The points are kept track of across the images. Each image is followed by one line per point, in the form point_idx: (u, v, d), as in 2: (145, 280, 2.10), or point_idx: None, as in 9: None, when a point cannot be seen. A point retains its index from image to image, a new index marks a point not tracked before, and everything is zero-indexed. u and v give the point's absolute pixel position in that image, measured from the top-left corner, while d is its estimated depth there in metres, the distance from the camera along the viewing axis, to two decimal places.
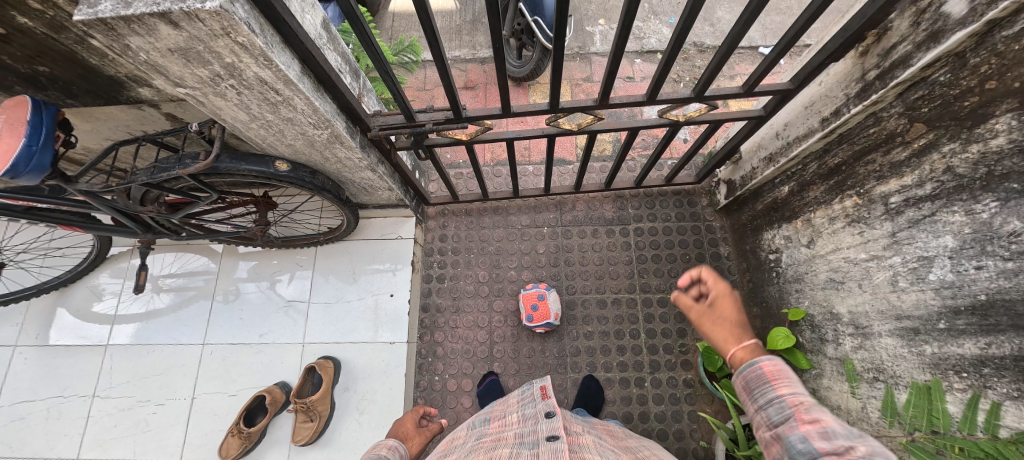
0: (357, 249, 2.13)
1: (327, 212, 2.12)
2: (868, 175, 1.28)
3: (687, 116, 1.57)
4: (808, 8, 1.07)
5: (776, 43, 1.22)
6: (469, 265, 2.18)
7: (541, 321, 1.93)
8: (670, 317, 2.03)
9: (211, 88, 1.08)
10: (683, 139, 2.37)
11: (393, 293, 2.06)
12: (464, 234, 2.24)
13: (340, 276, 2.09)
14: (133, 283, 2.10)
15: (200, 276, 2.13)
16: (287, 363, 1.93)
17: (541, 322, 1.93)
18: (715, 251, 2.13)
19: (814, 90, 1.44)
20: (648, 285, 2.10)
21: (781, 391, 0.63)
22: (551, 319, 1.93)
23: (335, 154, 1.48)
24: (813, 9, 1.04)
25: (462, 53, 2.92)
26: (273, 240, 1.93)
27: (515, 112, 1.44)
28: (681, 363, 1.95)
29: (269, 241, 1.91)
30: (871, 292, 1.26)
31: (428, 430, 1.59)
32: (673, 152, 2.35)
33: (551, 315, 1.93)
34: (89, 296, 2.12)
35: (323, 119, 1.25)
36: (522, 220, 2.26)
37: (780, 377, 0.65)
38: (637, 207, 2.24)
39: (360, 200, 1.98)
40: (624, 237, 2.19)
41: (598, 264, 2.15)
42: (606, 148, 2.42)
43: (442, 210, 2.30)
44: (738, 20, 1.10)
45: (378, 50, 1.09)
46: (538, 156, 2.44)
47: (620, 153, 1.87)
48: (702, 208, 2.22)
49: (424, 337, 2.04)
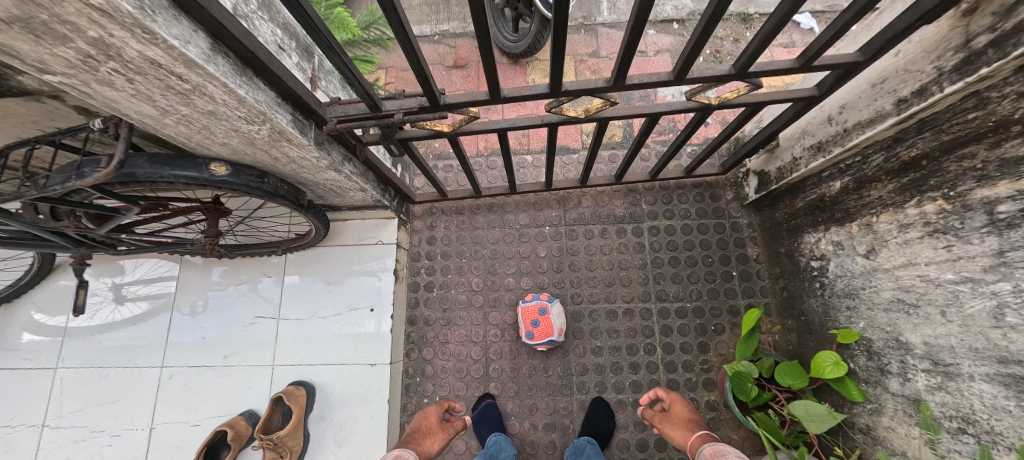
0: (332, 256, 1.85)
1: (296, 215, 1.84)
2: (961, 174, 0.99)
3: (738, 91, 1.22)
4: None
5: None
6: (462, 271, 1.93)
7: (542, 338, 1.68)
8: (690, 329, 1.78)
9: (89, 74, 0.80)
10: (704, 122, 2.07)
11: (373, 307, 1.79)
12: (455, 236, 1.98)
13: (314, 288, 1.82)
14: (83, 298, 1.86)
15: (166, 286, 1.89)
16: (255, 389, 1.70)
17: (543, 341, 1.68)
18: (743, 253, 1.86)
19: (891, 61, 1.12)
20: (665, 293, 1.83)
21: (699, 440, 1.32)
22: (553, 336, 1.68)
23: (286, 153, 1.19)
24: None
25: (452, 27, 2.56)
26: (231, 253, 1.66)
27: (507, 97, 1.14)
28: (702, 383, 1.71)
29: (225, 254, 1.63)
30: (960, 324, 0.99)
31: (446, 430, 1.50)
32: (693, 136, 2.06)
33: (554, 332, 1.68)
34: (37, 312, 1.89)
35: (255, 112, 0.96)
36: (520, 220, 1.98)
37: (687, 415, 1.46)
38: (652, 203, 1.96)
39: (330, 202, 1.69)
40: (637, 238, 1.91)
41: (607, 269, 1.88)
42: (617, 134, 2.13)
43: (429, 208, 2.03)
44: None
45: (316, 20, 0.80)
46: (538, 145, 2.16)
47: (636, 143, 1.56)
48: (726, 202, 1.94)
49: (411, 354, 1.83)
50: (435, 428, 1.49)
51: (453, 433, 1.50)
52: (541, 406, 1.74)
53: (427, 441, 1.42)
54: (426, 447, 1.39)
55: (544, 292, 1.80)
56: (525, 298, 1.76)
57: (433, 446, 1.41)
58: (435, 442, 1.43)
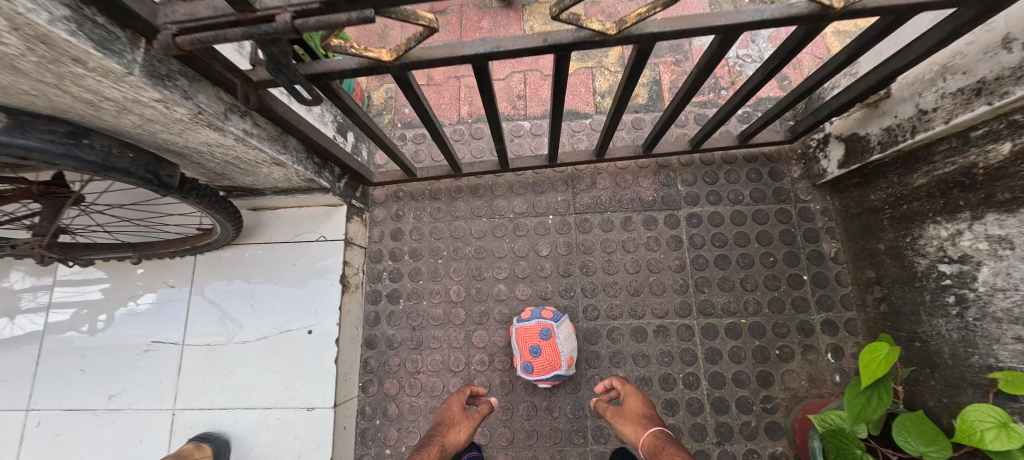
0: (256, 258, 1.34)
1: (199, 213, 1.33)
2: None
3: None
4: None
5: None
6: (437, 276, 1.44)
7: (544, 373, 1.20)
8: (747, 355, 1.31)
9: None
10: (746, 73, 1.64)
11: (310, 329, 1.28)
12: (428, 229, 1.49)
13: (233, 302, 1.32)
14: None
15: (85, 291, 1.38)
16: (151, 441, 1.24)
17: (547, 376, 1.21)
18: (815, 251, 1.38)
19: None
20: (711, 304, 1.35)
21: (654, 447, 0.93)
22: (559, 369, 1.21)
23: (99, 92, 0.67)
24: None
25: None
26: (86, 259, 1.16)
27: None
28: (764, 430, 1.26)
29: (72, 260, 1.13)
30: None
31: (470, 418, 1.09)
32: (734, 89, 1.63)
33: (561, 364, 1.21)
34: None
35: None
36: (515, 207, 1.48)
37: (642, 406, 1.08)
38: (692, 183, 1.45)
39: (243, 184, 1.17)
40: (672, 230, 1.42)
41: (633, 273, 1.39)
42: (639, 94, 1.64)
43: (394, 192, 1.53)
44: None
45: None
46: (537, 109, 1.65)
47: (692, 79, 1.05)
48: (792, 182, 1.44)
49: (369, 388, 1.37)
50: (454, 418, 1.08)
51: (477, 424, 1.09)
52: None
53: (444, 436, 1.01)
54: (442, 446, 0.98)
55: (548, 307, 1.32)
56: (521, 316, 1.27)
57: (451, 443, 1.01)
58: (455, 437, 1.03)
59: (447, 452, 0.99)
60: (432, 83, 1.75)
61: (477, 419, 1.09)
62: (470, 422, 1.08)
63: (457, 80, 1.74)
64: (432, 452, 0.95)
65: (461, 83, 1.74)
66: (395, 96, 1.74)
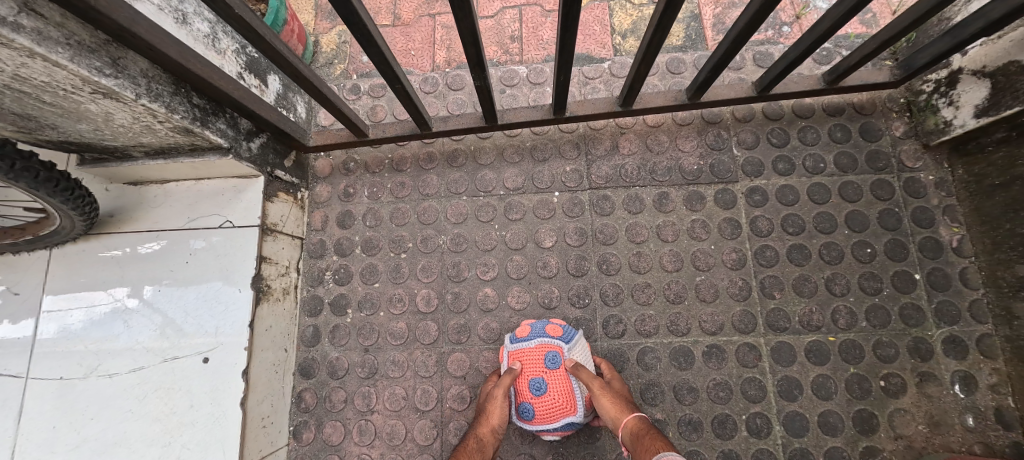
0: (136, 253, 0.93)
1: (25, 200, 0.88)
2: None
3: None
4: None
5: None
6: (399, 277, 1.04)
7: (553, 421, 0.80)
8: (839, 388, 0.90)
9: None
10: (817, 6, 1.22)
11: (207, 356, 0.87)
12: (387, 212, 1.08)
13: (99, 318, 0.91)
14: None
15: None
16: None
17: (556, 425, 0.81)
18: (930, 238, 0.98)
19: None
20: (784, 316, 0.94)
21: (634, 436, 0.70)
22: (574, 415, 0.81)
23: None
24: None
25: None
26: None
27: None
28: None
29: None
30: None
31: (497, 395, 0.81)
32: (803, 26, 1.21)
33: (578, 409, 0.81)
34: None
35: None
36: (507, 181, 1.07)
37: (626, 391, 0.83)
38: (753, 145, 1.05)
39: (79, 137, 0.76)
40: (726, 211, 1.01)
41: (673, 270, 0.98)
42: (675, 32, 1.22)
43: (342, 162, 1.13)
44: None
45: None
46: (538, 53, 1.24)
47: None
48: (891, 143, 1.04)
49: (301, 435, 0.96)
50: (486, 400, 0.84)
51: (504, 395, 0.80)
52: None
53: (480, 428, 0.79)
54: (479, 443, 0.76)
55: (553, 319, 0.92)
56: (516, 337, 0.87)
57: (490, 434, 0.78)
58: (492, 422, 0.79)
59: (491, 450, 0.77)
60: (398, 23, 1.33)
61: (505, 391, 0.81)
62: (499, 402, 0.80)
63: (431, 18, 1.32)
64: (467, 455, 0.74)
65: (436, 23, 1.32)
66: (350, 40, 1.32)
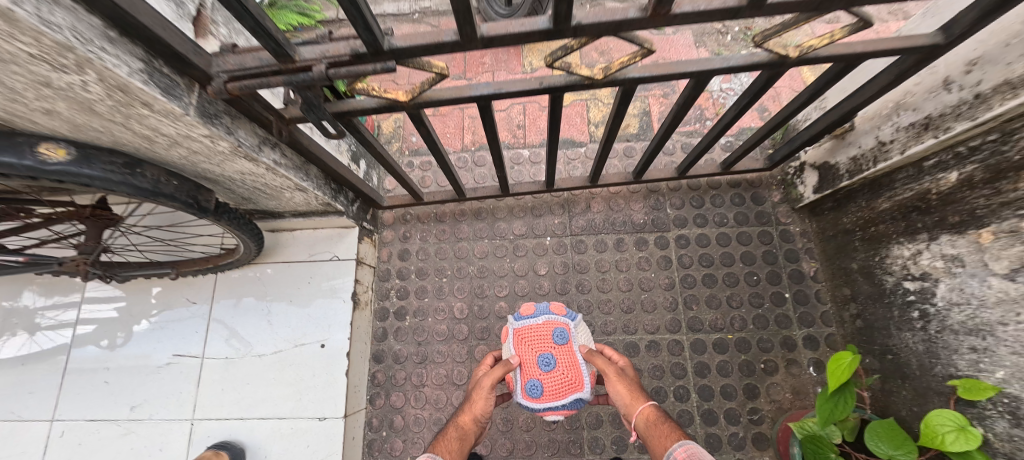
0: (274, 276, 1.45)
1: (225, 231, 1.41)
2: None
3: (832, 37, 0.79)
4: None
5: None
6: (441, 294, 1.53)
7: (562, 395, 1.05)
8: (733, 368, 1.36)
9: None
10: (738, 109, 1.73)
11: (323, 342, 1.37)
12: (434, 249, 1.59)
13: (251, 319, 1.42)
14: None
15: (135, 307, 1.47)
16: (165, 451, 1.30)
17: (564, 400, 1.06)
18: (796, 270, 1.47)
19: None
20: (699, 321, 1.42)
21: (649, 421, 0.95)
22: (580, 392, 1.07)
23: (157, 129, 0.79)
24: None
25: (434, 4, 2.17)
26: (120, 275, 1.22)
27: (486, 37, 0.71)
28: (751, 441, 1.30)
29: (110, 277, 1.20)
30: None
31: (482, 388, 1.05)
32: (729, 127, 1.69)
33: (584, 385, 1.08)
34: None
35: (51, 48, 0.56)
36: (515, 229, 1.58)
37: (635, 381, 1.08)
38: (679, 206, 1.56)
39: (264, 208, 1.30)
40: (662, 250, 1.51)
41: (626, 290, 1.47)
42: (631, 125, 1.77)
43: (402, 214, 1.64)
44: None
45: None
46: (537, 138, 1.79)
47: (675, 117, 1.12)
48: (773, 205, 1.55)
49: (375, 401, 1.42)
50: (474, 391, 1.08)
51: (489, 389, 1.04)
52: None
53: (461, 417, 1.03)
54: (461, 431, 1.00)
55: (555, 306, 1.24)
56: (526, 315, 1.17)
57: (472, 422, 1.02)
58: (476, 411, 1.02)
59: (472, 432, 1.02)
60: (437, 114, 1.89)
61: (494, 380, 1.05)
62: (482, 393, 1.04)
63: (461, 111, 1.88)
64: (447, 441, 0.97)
65: (465, 114, 1.87)
66: (403, 125, 1.87)
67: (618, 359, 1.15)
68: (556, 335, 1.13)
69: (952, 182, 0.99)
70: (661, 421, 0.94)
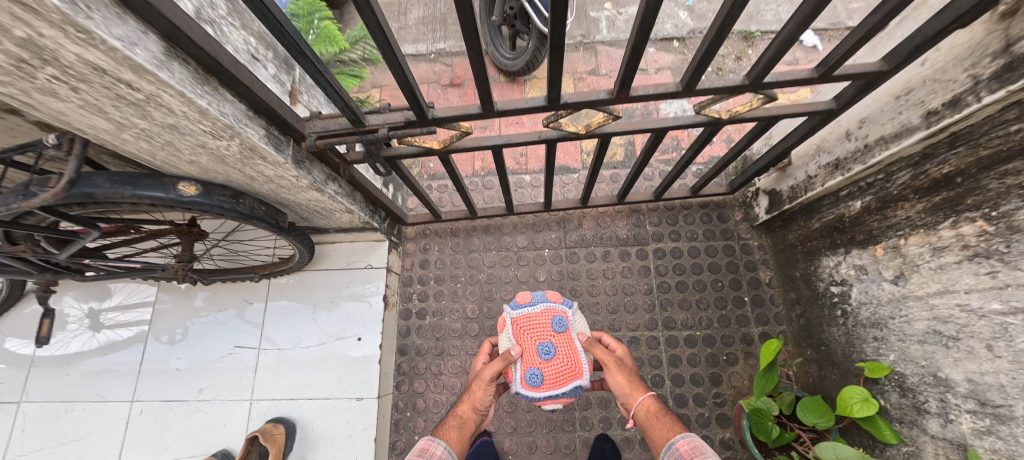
0: (318, 281, 1.76)
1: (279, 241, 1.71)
2: (1005, 191, 0.89)
3: (749, 105, 1.12)
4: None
5: (775, 37, 0.90)
6: (456, 297, 1.81)
7: (562, 384, 1.19)
8: (699, 359, 1.65)
9: (29, 83, 0.71)
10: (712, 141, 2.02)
11: (360, 336, 1.68)
12: (449, 259, 1.88)
13: (299, 317, 1.73)
14: (66, 323, 1.80)
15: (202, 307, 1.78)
16: (230, 425, 1.59)
17: (565, 387, 1.19)
18: (754, 277, 1.75)
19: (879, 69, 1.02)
20: (672, 321, 1.70)
21: (652, 411, 1.16)
22: (579, 379, 1.21)
23: (262, 172, 1.10)
24: None
25: (447, 46, 2.50)
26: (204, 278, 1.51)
27: (500, 110, 1.04)
28: (714, 419, 1.58)
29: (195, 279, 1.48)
30: (1010, 359, 0.89)
31: (484, 383, 1.26)
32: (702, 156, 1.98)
33: (582, 373, 1.23)
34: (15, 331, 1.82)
35: (222, 127, 0.87)
36: (518, 242, 1.87)
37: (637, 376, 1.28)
38: (656, 224, 1.86)
39: (315, 225, 1.61)
40: (641, 261, 1.80)
41: (611, 294, 1.76)
42: (618, 154, 2.06)
43: (422, 229, 1.94)
44: None
45: None
46: (537, 164, 2.09)
47: (642, 159, 1.42)
48: (735, 223, 1.84)
49: (401, 387, 1.70)
50: (475, 383, 1.29)
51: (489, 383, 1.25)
52: (541, 444, 1.63)
53: (461, 408, 1.26)
54: (461, 421, 1.22)
55: (551, 296, 1.39)
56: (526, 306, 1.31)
57: (471, 413, 1.24)
58: (475, 402, 1.24)
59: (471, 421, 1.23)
60: None
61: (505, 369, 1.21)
62: (484, 387, 1.25)
63: None
64: (449, 428, 1.20)
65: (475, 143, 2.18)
66: None
67: (621, 355, 1.35)
68: (555, 326, 1.28)
69: (857, 209, 1.29)
70: (664, 412, 1.15)
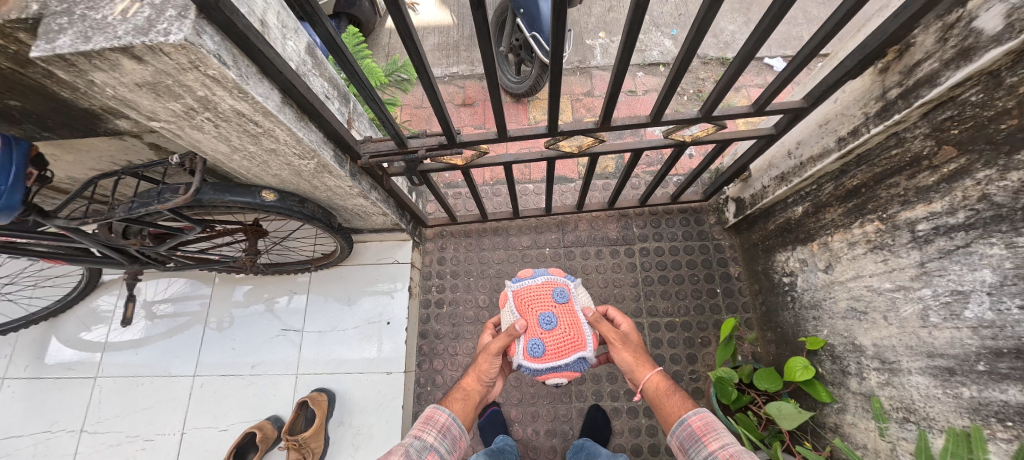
0: (352, 274, 2.07)
1: (320, 238, 2.03)
2: (891, 199, 1.20)
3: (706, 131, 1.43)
4: (738, 59, 1.12)
5: (717, 83, 1.21)
6: (470, 289, 2.11)
7: (565, 351, 1.46)
8: (677, 341, 1.94)
9: (186, 121, 1.02)
10: (689, 155, 2.33)
11: (389, 321, 2.00)
12: (463, 257, 2.18)
13: (336, 305, 2.03)
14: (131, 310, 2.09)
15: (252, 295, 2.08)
16: (279, 395, 1.89)
17: (569, 355, 1.47)
18: (725, 272, 2.05)
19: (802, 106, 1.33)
20: (655, 308, 2.00)
21: (663, 389, 1.32)
22: (580, 348, 1.49)
23: (326, 183, 1.41)
24: (757, 35, 0.99)
25: (459, 70, 2.83)
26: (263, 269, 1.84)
27: (512, 136, 1.35)
28: (689, 391, 1.86)
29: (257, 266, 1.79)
30: (897, 326, 1.19)
31: (489, 358, 1.48)
32: (679, 168, 2.28)
33: (584, 343, 1.50)
34: (87, 317, 2.12)
35: (308, 149, 1.18)
36: (523, 242, 2.18)
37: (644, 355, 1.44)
38: (641, 227, 2.16)
39: (353, 225, 1.92)
40: (629, 258, 2.10)
41: (603, 286, 2.05)
42: (610, 166, 2.37)
43: (440, 231, 2.24)
44: (684, 43, 1.05)
45: (422, 59, 1.01)
46: (539, 175, 2.40)
47: (625, 173, 1.72)
48: (710, 226, 2.14)
49: (423, 365, 1.98)
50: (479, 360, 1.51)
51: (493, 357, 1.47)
52: (543, 413, 1.91)
53: (467, 381, 1.47)
54: (465, 393, 1.43)
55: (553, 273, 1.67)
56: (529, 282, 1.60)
57: (474, 385, 1.46)
58: (479, 374, 1.46)
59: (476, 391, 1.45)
60: None
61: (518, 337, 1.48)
62: (489, 360, 1.48)
63: None
64: (457, 399, 1.40)
65: None
66: None
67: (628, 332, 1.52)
68: (557, 297, 1.56)
69: (799, 212, 1.59)
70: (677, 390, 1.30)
